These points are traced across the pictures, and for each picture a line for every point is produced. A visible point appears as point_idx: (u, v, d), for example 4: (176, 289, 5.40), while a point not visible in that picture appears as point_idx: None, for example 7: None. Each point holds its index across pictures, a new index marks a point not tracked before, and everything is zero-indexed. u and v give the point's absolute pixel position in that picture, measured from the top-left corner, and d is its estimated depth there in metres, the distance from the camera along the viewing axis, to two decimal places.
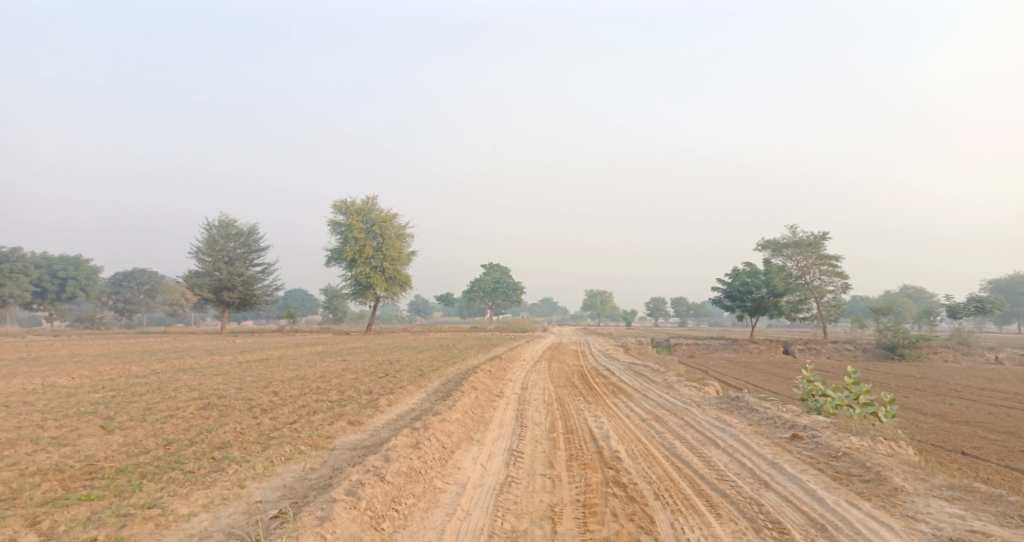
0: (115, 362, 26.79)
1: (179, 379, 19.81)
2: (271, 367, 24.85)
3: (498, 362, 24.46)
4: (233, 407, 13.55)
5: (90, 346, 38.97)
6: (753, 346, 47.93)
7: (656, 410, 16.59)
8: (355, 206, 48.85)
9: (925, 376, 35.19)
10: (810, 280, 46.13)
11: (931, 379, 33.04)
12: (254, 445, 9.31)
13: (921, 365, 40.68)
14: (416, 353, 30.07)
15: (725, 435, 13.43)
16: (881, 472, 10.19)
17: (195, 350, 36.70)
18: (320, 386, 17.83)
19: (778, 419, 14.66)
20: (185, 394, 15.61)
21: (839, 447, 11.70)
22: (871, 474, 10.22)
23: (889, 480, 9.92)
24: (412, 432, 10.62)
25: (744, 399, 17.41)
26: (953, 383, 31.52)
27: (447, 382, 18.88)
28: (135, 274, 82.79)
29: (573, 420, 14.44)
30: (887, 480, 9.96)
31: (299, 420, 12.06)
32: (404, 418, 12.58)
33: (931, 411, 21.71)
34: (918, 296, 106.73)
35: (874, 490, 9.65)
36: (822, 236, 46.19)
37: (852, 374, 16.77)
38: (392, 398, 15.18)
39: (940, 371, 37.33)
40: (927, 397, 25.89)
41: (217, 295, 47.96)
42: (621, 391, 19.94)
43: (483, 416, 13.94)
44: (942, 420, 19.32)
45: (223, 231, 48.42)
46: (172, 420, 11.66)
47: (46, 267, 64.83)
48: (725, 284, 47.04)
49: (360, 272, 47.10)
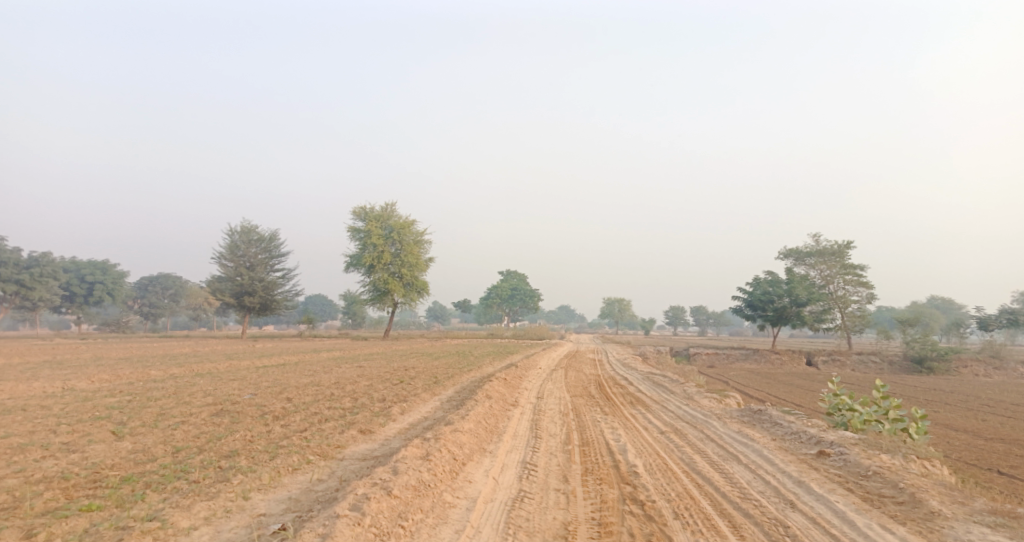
0: (135, 366, 26.89)
1: (195, 383, 19.76)
2: (288, 373, 24.78)
3: (515, 371, 24.17)
4: (246, 414, 13.41)
5: (112, 349, 39.27)
6: (775, 356, 47.18)
7: (676, 422, 16.21)
8: (374, 213, 48.90)
9: (953, 389, 34.35)
10: (834, 290, 45.32)
11: (960, 394, 32.23)
12: (262, 455, 9.12)
13: (950, 379, 39.73)
14: (433, 360, 29.87)
15: (747, 450, 13.04)
16: (915, 494, 9.79)
17: (215, 354, 36.84)
18: (334, 393, 17.67)
19: (802, 434, 14.23)
20: (199, 400, 15.51)
21: (868, 466, 11.28)
22: (904, 496, 9.82)
23: (924, 503, 9.52)
24: (424, 443, 10.39)
25: (766, 412, 16.97)
26: (983, 398, 30.71)
27: (462, 390, 18.64)
28: (160, 278, 83.61)
29: (589, 432, 14.12)
30: (921, 504, 9.54)
31: (310, 428, 11.87)
32: (416, 427, 12.36)
33: (961, 426, 21.09)
34: (945, 307, 104.78)
35: (908, 514, 9.27)
36: (846, 244, 45.39)
37: (881, 388, 16.28)
38: (406, 407, 14.96)
39: (968, 386, 36.43)
40: (957, 412, 25.19)
41: (238, 300, 48.19)
42: (639, 402, 19.56)
43: (496, 427, 13.68)
44: (973, 437, 18.74)
45: (244, 237, 48.64)
46: (182, 426, 11.52)
47: (74, 272, 65.71)
48: (747, 293, 46.38)
49: (379, 278, 47.09)
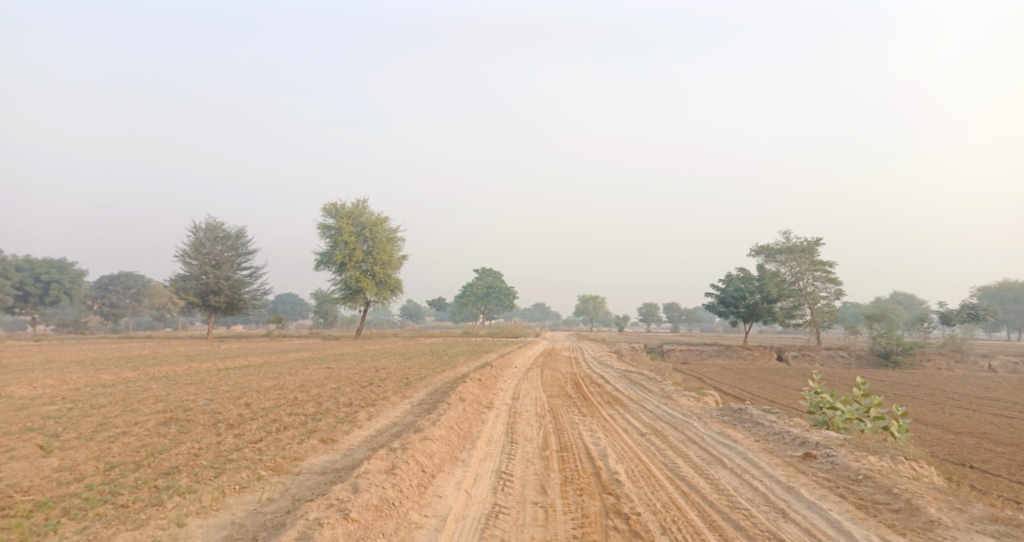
0: (88, 369, 25.56)
1: (148, 388, 18.63)
2: (250, 375, 23.67)
3: (488, 370, 23.40)
4: (197, 421, 12.43)
5: (67, 350, 37.63)
6: (747, 352, 47.04)
7: (655, 423, 15.54)
8: (344, 209, 47.66)
9: (921, 384, 34.38)
10: (804, 286, 45.25)
11: (928, 387, 32.21)
12: (205, 471, 8.20)
13: (916, 373, 39.88)
14: (404, 360, 28.92)
15: (731, 453, 12.38)
16: (910, 501, 9.18)
17: (176, 356, 35.46)
18: (298, 397, 16.70)
19: (787, 434, 13.65)
20: (148, 406, 14.47)
21: (857, 469, 10.64)
22: (900, 503, 9.20)
23: (921, 510, 8.93)
24: (389, 453, 9.51)
25: (748, 412, 16.37)
26: (950, 391, 30.74)
27: (433, 392, 17.79)
28: (121, 277, 80.99)
29: (567, 435, 13.37)
30: (919, 512, 8.92)
31: (266, 437, 10.95)
32: (383, 435, 11.49)
33: (932, 421, 20.79)
34: (908, 303, 106.45)
35: (906, 523, 8.67)
36: (815, 241, 45.28)
37: (861, 384, 15.69)
38: (372, 412, 14.07)
39: (935, 380, 36.54)
40: (926, 406, 25.00)
41: (204, 299, 46.67)
42: (617, 402, 18.87)
43: (470, 432, 12.86)
44: (945, 431, 18.40)
45: (209, 234, 47.10)
46: (123, 438, 10.53)
47: (29, 271, 63.27)
48: (719, 289, 46.13)
49: (350, 277, 45.92)
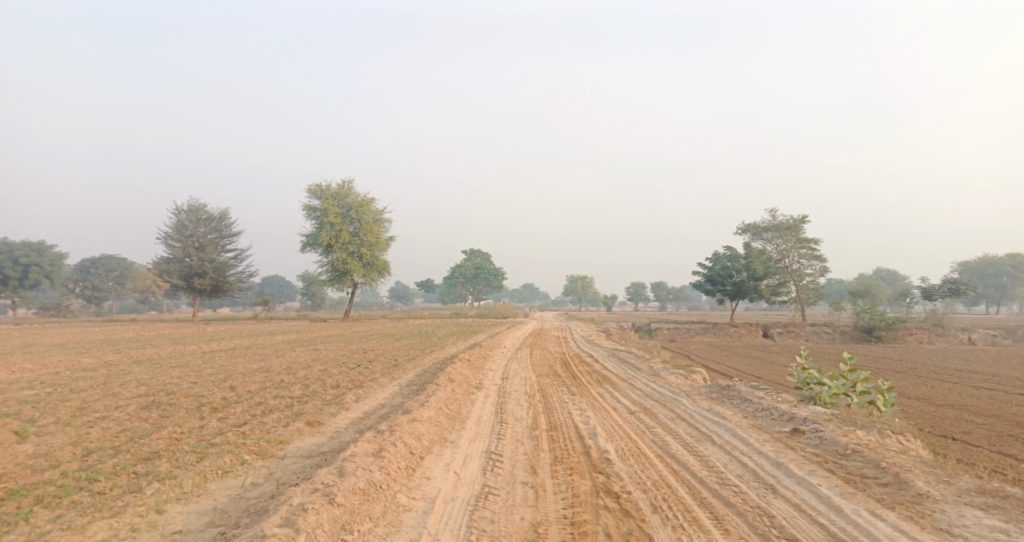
0: (70, 353, 25.20)
1: (131, 371, 18.35)
2: (235, 358, 23.40)
3: (476, 350, 23.27)
4: (179, 405, 12.20)
5: (48, 335, 37.11)
6: (734, 330, 47.21)
7: (644, 401, 15.47)
8: (330, 190, 47.13)
9: (904, 358, 34.67)
10: (790, 263, 45.38)
11: (911, 361, 32.45)
12: (186, 455, 8.04)
13: (900, 347, 40.18)
14: (392, 341, 28.74)
15: (720, 429, 12.33)
16: (900, 475, 9.13)
17: (160, 339, 35.07)
18: (283, 379, 16.48)
19: (775, 410, 13.60)
20: (130, 390, 14.22)
21: (846, 444, 10.59)
22: (890, 477, 9.15)
23: (911, 484, 8.89)
24: (375, 435, 9.34)
25: (736, 389, 16.33)
26: (932, 365, 30.97)
27: (420, 373, 17.61)
28: (103, 260, 80.01)
29: (557, 414, 13.26)
30: (909, 485, 8.88)
31: (251, 420, 10.76)
32: (370, 417, 11.31)
33: (914, 394, 20.90)
34: (892, 279, 107.32)
35: (896, 497, 8.62)
36: (801, 218, 45.32)
37: (848, 360, 15.65)
38: (359, 394, 13.89)
39: (918, 353, 36.84)
40: (908, 379, 25.15)
41: (188, 282, 46.14)
42: (606, 380, 18.81)
43: (459, 413, 12.72)
44: (928, 404, 18.48)
45: (192, 216, 46.48)
46: (102, 423, 10.30)
47: (9, 254, 62.31)
48: (706, 267, 46.16)
49: (336, 258, 45.54)
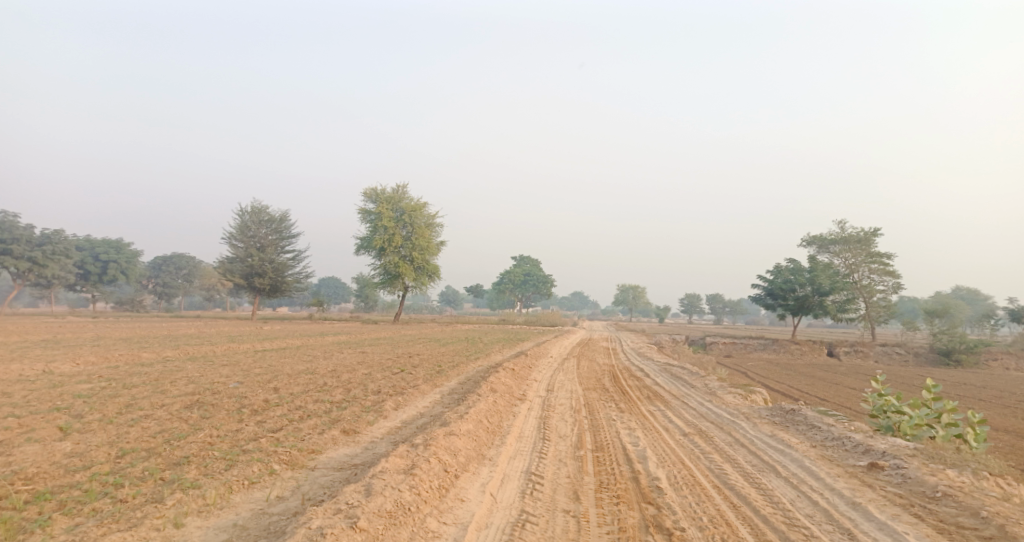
0: (130, 347, 25.65)
1: (183, 368, 18.39)
2: (286, 358, 23.36)
3: (524, 359, 22.70)
4: (222, 406, 11.94)
5: (115, 328, 38.15)
6: (794, 347, 45.40)
7: (699, 422, 14.64)
8: (385, 194, 47.35)
9: (986, 384, 32.49)
10: (859, 279, 43.35)
11: (993, 388, 30.38)
12: (216, 460, 7.70)
13: (979, 373, 37.81)
14: (441, 346, 28.41)
15: (784, 459, 11.48)
16: (1006, 529, 8.27)
17: (218, 336, 35.63)
18: (329, 383, 16.22)
19: (846, 440, 12.62)
20: (178, 388, 14.13)
21: (935, 485, 9.63)
22: (992, 529, 8.32)
23: None
24: (411, 449, 8.91)
25: (801, 413, 15.35)
26: (1017, 394, 28.89)
27: (466, 381, 17.16)
28: (173, 258, 82.53)
29: (604, 433, 12.61)
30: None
31: (288, 425, 10.41)
32: (408, 428, 10.90)
33: (1003, 426, 19.35)
34: (970, 298, 102.03)
35: None
36: (873, 232, 43.26)
37: (932, 388, 14.56)
38: (400, 401, 13.54)
39: (1000, 380, 34.56)
40: (993, 408, 23.45)
41: (249, 281, 47.01)
42: (658, 397, 17.99)
43: (500, 427, 12.23)
44: (1018, 438, 17.05)
45: (254, 217, 47.29)
46: (142, 422, 10.06)
47: (88, 250, 64.87)
48: (767, 281, 44.53)
49: (390, 262, 45.68)
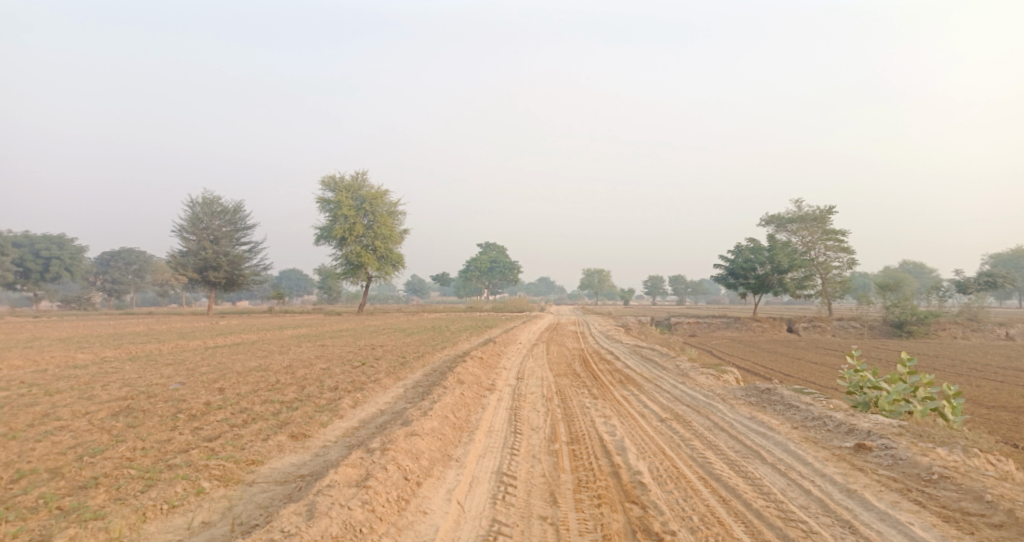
0: (69, 348, 24.04)
1: (120, 370, 16.96)
2: (237, 355, 22.01)
3: (490, 347, 21.79)
4: (154, 412, 10.70)
5: (58, 328, 36.11)
6: (757, 325, 45.36)
7: (675, 407, 13.89)
8: (343, 182, 45.75)
9: (942, 354, 32.66)
10: (816, 256, 43.32)
11: (949, 358, 30.52)
12: (131, 480, 6.73)
13: (933, 343, 38.19)
14: (403, 336, 27.33)
15: (769, 444, 10.78)
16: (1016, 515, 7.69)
17: (167, 333, 33.92)
18: (280, 380, 15.04)
19: (829, 420, 12.00)
20: (109, 392, 12.83)
21: (929, 466, 8.96)
22: (1001, 515, 7.76)
23: None
24: (365, 454, 7.94)
25: (778, 393, 14.74)
26: (972, 362, 29.02)
27: (429, 373, 16.14)
28: (122, 253, 79.28)
29: (578, 423, 11.75)
30: None
31: (227, 432, 9.26)
32: (364, 429, 9.88)
33: (966, 394, 19.10)
34: (920, 272, 104.50)
35: None
36: (828, 209, 43.28)
37: (909, 361, 14.02)
38: (358, 398, 12.49)
39: (955, 349, 34.87)
40: (952, 378, 23.39)
41: (202, 275, 45.03)
42: (630, 381, 17.22)
43: (467, 421, 11.29)
44: (978, 405, 16.82)
45: (207, 209, 45.34)
46: (56, 435, 8.86)
47: (29, 247, 61.83)
48: (728, 260, 44.34)
49: (350, 251, 44.26)
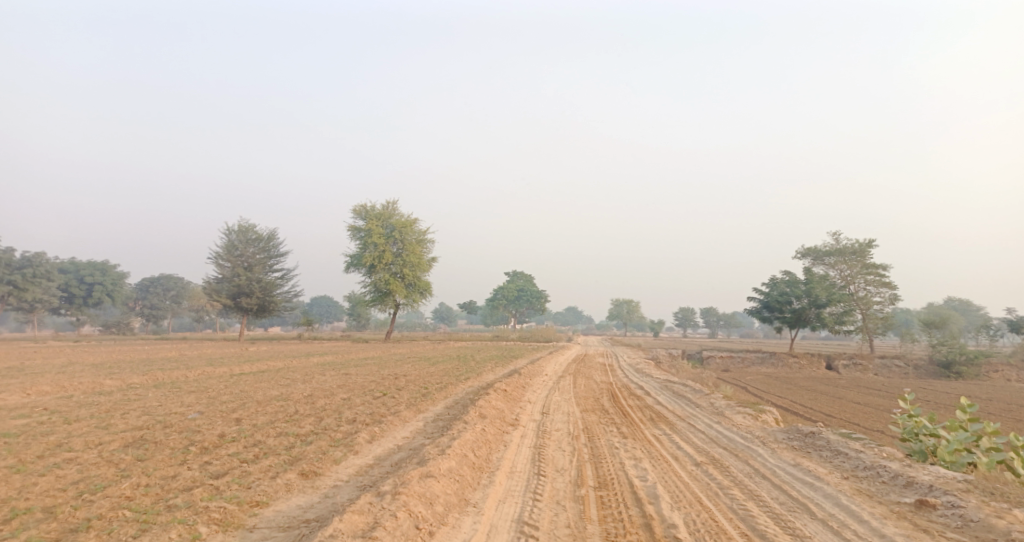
0: (97, 373, 23.97)
1: (142, 397, 16.69)
2: (260, 383, 21.65)
3: (517, 379, 21.12)
4: (166, 444, 10.24)
5: (92, 353, 36.30)
6: (793, 361, 43.90)
7: (711, 449, 13.11)
8: (375, 211, 45.83)
9: (991, 397, 31.12)
10: (856, 290, 41.93)
11: (1000, 401, 29.00)
12: (125, 523, 6.56)
13: (982, 384, 36.44)
14: (430, 366, 26.81)
15: (815, 496, 10.03)
16: None
17: (197, 359, 33.89)
18: (299, 411, 14.58)
19: (881, 471, 11.18)
20: (125, 421, 12.47)
21: (1010, 534, 8.63)
22: None
23: None
24: (376, 499, 7.45)
25: (823, 437, 13.87)
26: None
27: (453, 406, 15.57)
28: (162, 280, 80.68)
29: (606, 466, 11.07)
30: None
31: (236, 468, 8.78)
32: (380, 468, 9.36)
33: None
34: (964, 309, 101.15)
35: None
36: (868, 242, 42.00)
37: (970, 408, 13.11)
38: (376, 432, 11.99)
39: (1005, 392, 33.20)
40: (1008, 424, 22.01)
41: (235, 301, 45.23)
42: (662, 419, 16.41)
43: (489, 461, 10.71)
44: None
45: (242, 236, 45.76)
46: (60, 469, 8.46)
47: (73, 273, 63.13)
48: (763, 293, 43.19)
49: (380, 279, 44.16)
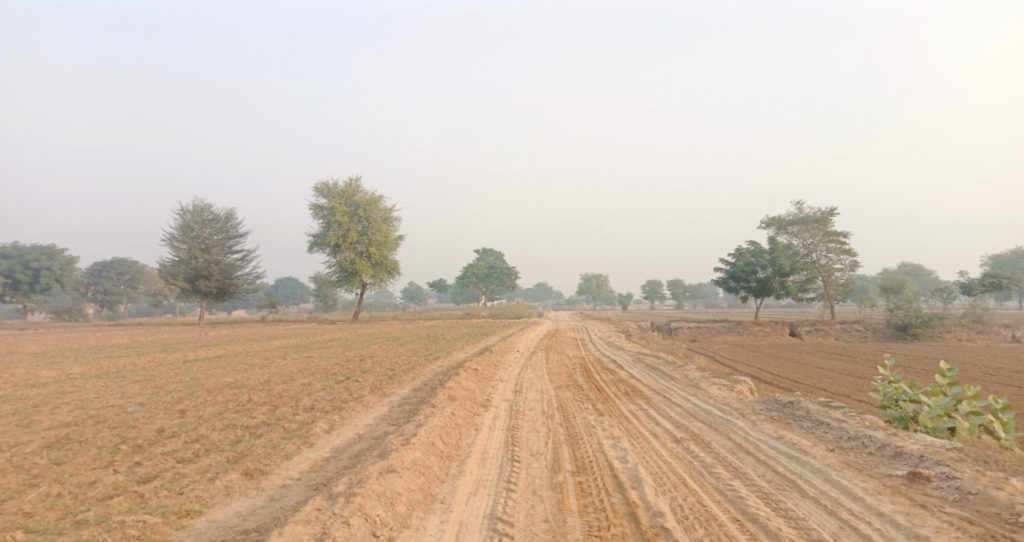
0: (36, 363, 22.45)
1: (80, 389, 15.39)
2: (214, 369, 20.47)
3: (487, 357, 20.30)
4: (92, 443, 9.17)
5: (38, 341, 34.43)
6: (759, 329, 43.90)
7: (692, 424, 12.41)
8: (337, 188, 44.31)
9: (948, 357, 31.40)
10: (818, 259, 41.90)
11: (957, 361, 29.27)
12: None
13: (938, 346, 36.84)
14: (396, 346, 25.85)
15: (805, 472, 9.38)
16: None
17: (150, 345, 32.40)
18: (252, 400, 13.52)
19: (868, 440, 10.60)
20: (53, 418, 11.32)
21: (1013, 506, 8.05)
22: None
23: None
24: (323, 512, 6.72)
25: (804, 407, 13.28)
26: (980, 365, 27.74)
27: (418, 388, 14.66)
28: (115, 264, 77.86)
29: (584, 447, 10.28)
30: None
31: (168, 469, 7.76)
32: (335, 462, 8.47)
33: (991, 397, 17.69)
34: (918, 274, 103.37)
35: None
36: (830, 211, 41.90)
37: (949, 372, 12.51)
38: (334, 420, 11.04)
39: (960, 352, 33.59)
40: (969, 383, 21.96)
41: (193, 285, 43.50)
42: (636, 393, 15.73)
43: (457, 448, 9.84)
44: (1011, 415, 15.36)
45: (197, 217, 43.85)
46: None
47: (18, 258, 60.25)
48: (729, 263, 42.97)
49: (345, 258, 42.79)
